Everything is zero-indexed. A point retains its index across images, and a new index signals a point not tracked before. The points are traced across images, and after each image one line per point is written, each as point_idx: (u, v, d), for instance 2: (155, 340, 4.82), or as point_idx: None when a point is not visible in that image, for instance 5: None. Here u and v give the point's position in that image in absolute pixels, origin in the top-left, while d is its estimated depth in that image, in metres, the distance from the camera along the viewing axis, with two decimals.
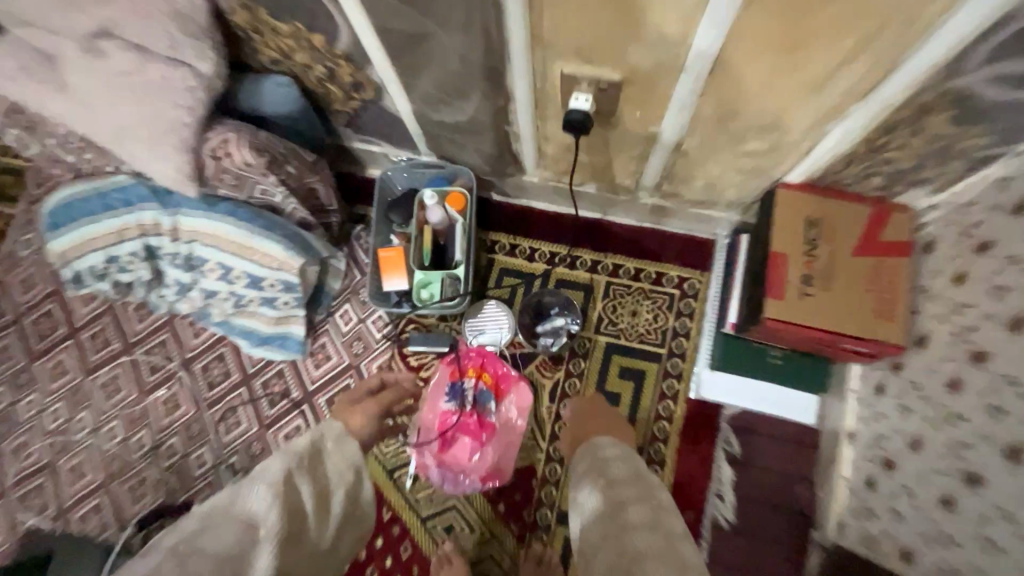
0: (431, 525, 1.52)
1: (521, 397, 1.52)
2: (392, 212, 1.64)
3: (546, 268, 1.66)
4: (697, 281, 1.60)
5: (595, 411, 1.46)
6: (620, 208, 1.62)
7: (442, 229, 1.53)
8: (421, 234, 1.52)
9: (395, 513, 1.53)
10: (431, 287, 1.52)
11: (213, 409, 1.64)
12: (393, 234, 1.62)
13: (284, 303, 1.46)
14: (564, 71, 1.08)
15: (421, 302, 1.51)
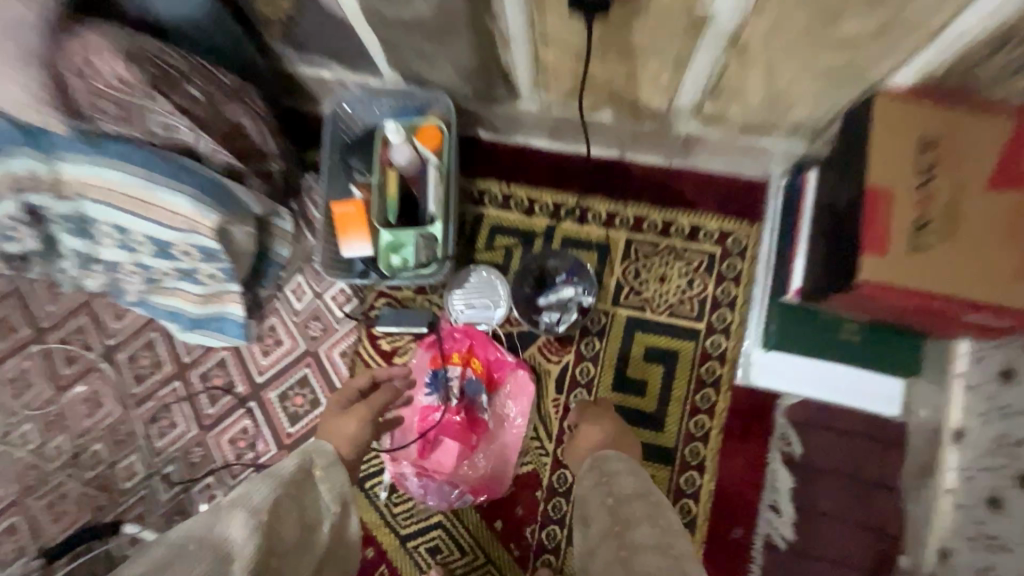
0: (412, 546, 1.23)
1: (520, 388, 1.22)
2: (350, 157, 1.28)
3: (549, 223, 1.31)
4: (743, 236, 1.25)
5: (604, 416, 1.16)
6: (644, 144, 1.25)
7: (412, 174, 1.17)
8: (386, 180, 1.17)
9: (367, 533, 1.24)
10: (402, 250, 1.17)
11: (143, 409, 1.33)
12: (352, 185, 1.27)
13: (210, 277, 1.13)
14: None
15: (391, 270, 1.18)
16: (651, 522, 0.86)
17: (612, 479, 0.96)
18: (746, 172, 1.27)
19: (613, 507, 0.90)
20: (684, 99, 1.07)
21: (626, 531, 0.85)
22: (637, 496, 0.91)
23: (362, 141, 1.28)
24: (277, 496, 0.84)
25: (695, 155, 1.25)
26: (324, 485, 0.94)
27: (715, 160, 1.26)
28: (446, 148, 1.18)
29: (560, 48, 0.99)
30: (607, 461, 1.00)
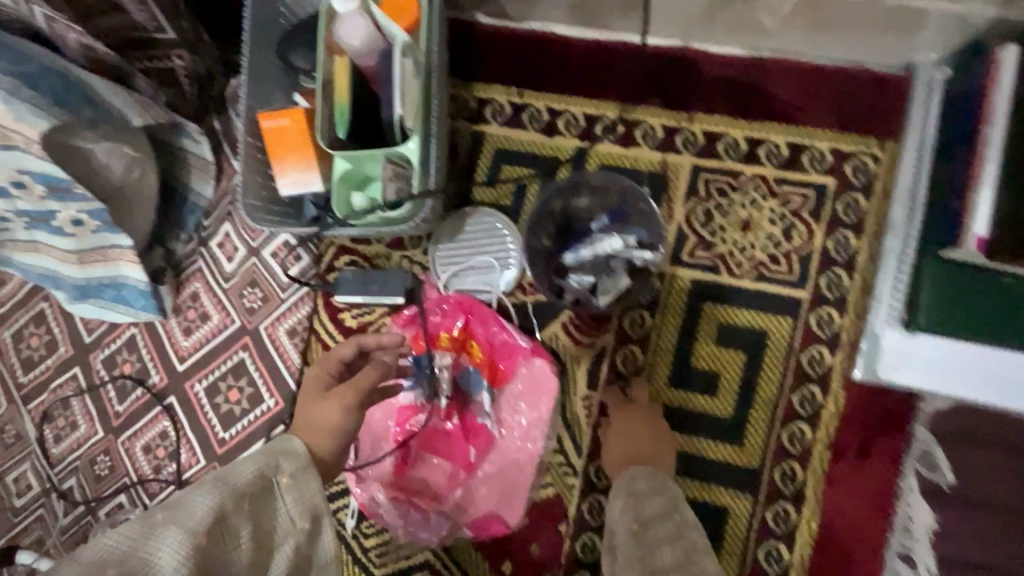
0: None
1: (537, 383, 0.86)
2: (290, 51, 0.88)
3: (580, 146, 0.91)
4: (870, 161, 0.84)
5: (631, 427, 0.82)
6: (723, 21, 0.83)
7: (372, 65, 0.77)
8: (332, 75, 0.76)
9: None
10: (367, 186, 0.79)
11: (34, 404, 1.00)
12: (297, 95, 0.89)
13: (74, 222, 0.76)
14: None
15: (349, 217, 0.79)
16: (675, 540, 0.68)
17: (634, 496, 0.73)
18: (876, 64, 0.84)
19: (635, 529, 0.69)
20: None
21: (650, 556, 0.66)
22: (665, 513, 0.71)
23: (304, 27, 0.88)
24: (230, 506, 0.53)
25: (800, 38, 0.83)
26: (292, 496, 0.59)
27: (830, 45, 0.83)
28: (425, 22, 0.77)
29: None
30: (630, 476, 0.76)
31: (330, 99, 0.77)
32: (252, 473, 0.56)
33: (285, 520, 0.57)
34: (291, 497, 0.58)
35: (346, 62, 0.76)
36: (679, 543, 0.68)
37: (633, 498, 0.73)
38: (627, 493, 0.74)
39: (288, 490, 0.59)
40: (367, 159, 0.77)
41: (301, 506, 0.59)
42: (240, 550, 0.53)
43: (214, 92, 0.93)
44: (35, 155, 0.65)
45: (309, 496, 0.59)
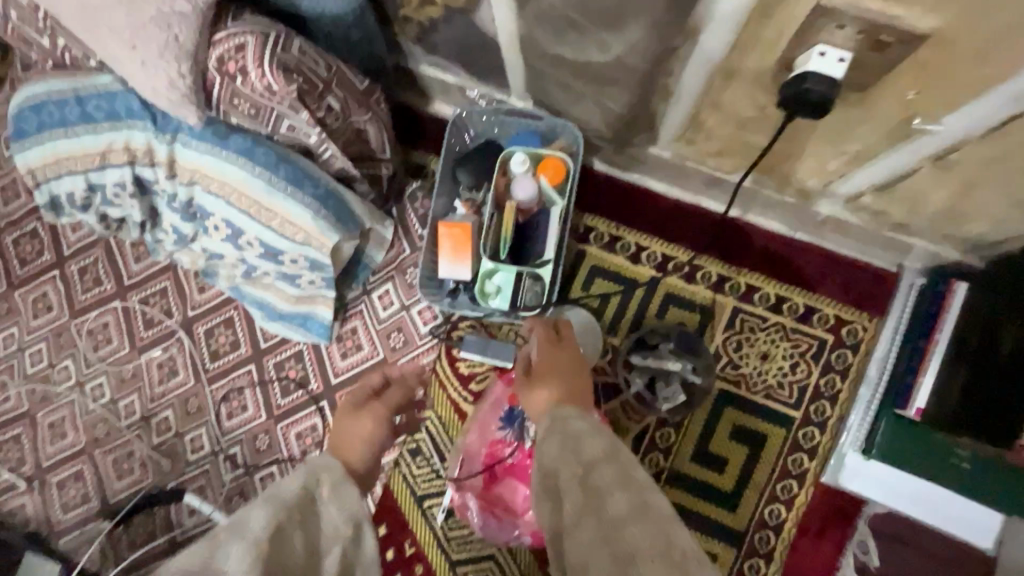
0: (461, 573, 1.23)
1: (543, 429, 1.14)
2: (460, 172, 1.21)
3: (654, 275, 1.24)
4: (860, 328, 1.17)
5: (556, 359, 1.01)
6: (775, 211, 1.17)
7: (527, 209, 1.13)
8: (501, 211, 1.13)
9: (418, 551, 1.25)
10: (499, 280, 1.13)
11: (215, 385, 1.34)
12: (456, 202, 1.22)
13: (308, 283, 1.09)
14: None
15: (482, 297, 1.14)
16: (624, 484, 0.72)
17: (575, 440, 0.79)
18: (878, 261, 1.18)
19: (580, 474, 0.75)
20: (846, 185, 0.97)
21: (602, 504, 0.70)
22: (606, 457, 0.76)
23: (472, 155, 1.20)
24: (285, 515, 0.73)
25: (827, 234, 1.17)
26: (333, 504, 0.79)
27: (847, 241, 1.17)
28: (571, 186, 1.13)
29: (726, 112, 0.90)
30: (569, 420, 0.82)
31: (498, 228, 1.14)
32: (298, 487, 0.77)
33: (330, 527, 0.77)
34: (333, 506, 0.79)
35: (513, 207, 1.13)
36: (629, 487, 0.71)
37: (573, 442, 0.78)
38: (566, 437, 0.80)
39: (329, 501, 0.79)
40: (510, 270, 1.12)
41: (343, 514, 0.79)
42: (297, 551, 0.72)
43: (397, 187, 1.26)
44: (319, 253, 1.00)
45: (349, 505, 0.80)
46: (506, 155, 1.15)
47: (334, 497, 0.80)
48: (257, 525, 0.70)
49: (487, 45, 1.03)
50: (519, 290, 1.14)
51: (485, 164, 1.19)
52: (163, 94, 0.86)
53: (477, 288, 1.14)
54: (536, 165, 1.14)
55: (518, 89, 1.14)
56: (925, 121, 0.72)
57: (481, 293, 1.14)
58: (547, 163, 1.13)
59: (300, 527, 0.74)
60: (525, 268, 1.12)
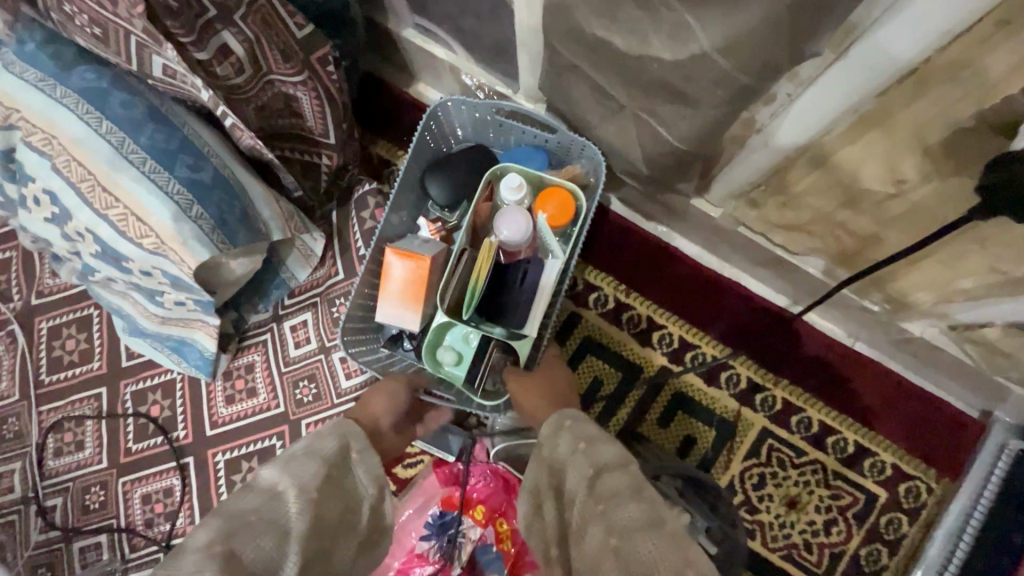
0: None
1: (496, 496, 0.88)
2: (430, 181, 0.87)
3: (665, 365, 0.92)
4: (923, 490, 0.87)
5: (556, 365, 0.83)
6: (841, 315, 0.87)
7: (515, 251, 0.80)
8: (477, 254, 0.78)
9: None
10: (459, 344, 0.80)
11: (48, 405, 0.97)
12: (418, 218, 0.89)
13: (175, 304, 0.76)
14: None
15: (434, 364, 0.80)
16: (637, 492, 0.55)
17: (588, 441, 0.60)
18: (957, 401, 0.88)
19: (587, 477, 0.57)
20: (968, 310, 0.67)
21: (609, 510, 0.54)
22: (621, 462, 0.58)
23: (450, 163, 0.86)
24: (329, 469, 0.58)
25: (901, 356, 0.87)
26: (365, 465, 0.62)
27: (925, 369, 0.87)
28: (579, 232, 0.80)
29: (833, 177, 0.59)
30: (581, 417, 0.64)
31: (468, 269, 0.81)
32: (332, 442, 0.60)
33: (363, 487, 0.60)
34: (364, 467, 0.61)
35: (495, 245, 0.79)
36: (640, 496, 0.54)
37: (584, 443, 0.60)
38: (576, 437, 0.61)
39: (360, 462, 0.62)
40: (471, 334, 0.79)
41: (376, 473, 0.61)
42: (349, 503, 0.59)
43: (343, 184, 0.92)
44: (179, 269, 0.67)
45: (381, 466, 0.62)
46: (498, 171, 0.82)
47: (365, 461, 0.61)
48: (305, 477, 0.55)
49: (497, 9, 0.70)
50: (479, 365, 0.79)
51: (467, 179, 0.86)
52: None
53: (424, 350, 0.80)
54: (538, 198, 0.82)
55: (531, 83, 0.81)
56: None
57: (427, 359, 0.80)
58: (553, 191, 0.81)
59: (339, 483, 0.59)
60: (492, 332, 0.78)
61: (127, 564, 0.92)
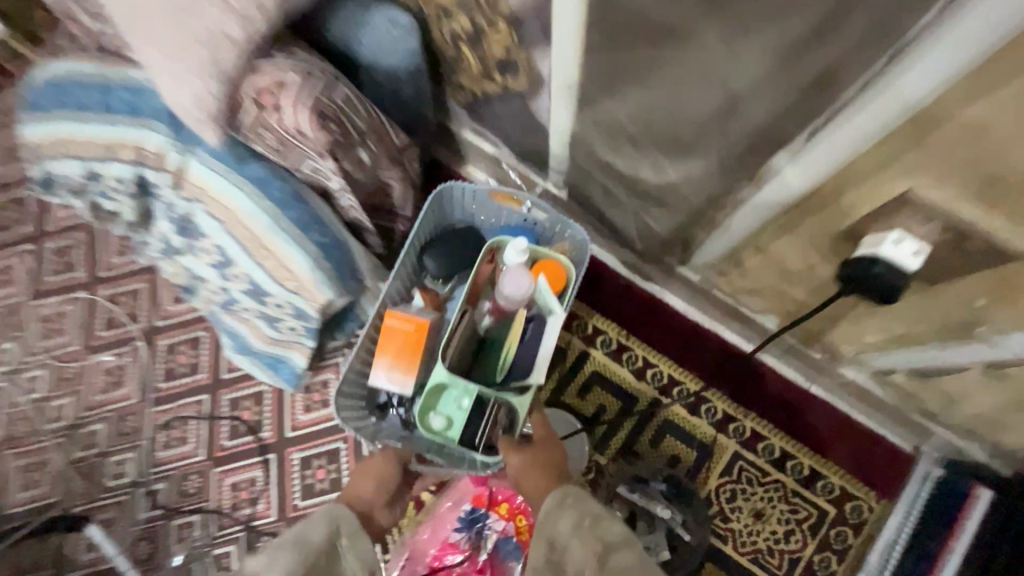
0: None
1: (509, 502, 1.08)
2: (429, 257, 1.04)
3: (656, 397, 1.14)
4: (866, 508, 1.06)
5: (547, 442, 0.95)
6: (796, 361, 1.10)
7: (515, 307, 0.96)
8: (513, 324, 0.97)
9: None
10: (453, 407, 0.93)
11: (161, 407, 1.22)
12: (413, 289, 1.05)
13: (289, 329, 1.02)
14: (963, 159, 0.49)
15: (433, 428, 0.93)
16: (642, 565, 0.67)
17: (592, 518, 0.75)
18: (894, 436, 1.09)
19: (598, 551, 0.69)
20: (880, 358, 0.90)
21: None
22: (624, 541, 0.71)
23: (444, 241, 1.05)
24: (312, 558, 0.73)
25: (846, 396, 1.09)
26: (349, 554, 0.78)
27: (866, 408, 1.08)
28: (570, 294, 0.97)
29: (770, 258, 0.84)
30: (582, 498, 0.79)
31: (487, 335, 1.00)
32: (323, 533, 0.77)
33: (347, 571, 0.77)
34: (351, 555, 0.78)
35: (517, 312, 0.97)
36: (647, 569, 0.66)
37: (589, 519, 0.74)
38: (582, 513, 0.76)
39: (347, 548, 0.78)
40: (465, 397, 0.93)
41: (359, 562, 0.77)
42: None
43: None
44: (308, 304, 0.94)
45: (366, 555, 0.78)
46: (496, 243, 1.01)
47: (353, 546, 0.78)
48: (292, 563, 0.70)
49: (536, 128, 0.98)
50: (478, 424, 0.93)
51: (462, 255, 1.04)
52: (188, 111, 0.81)
53: (418, 415, 0.93)
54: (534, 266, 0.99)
55: (557, 176, 1.09)
56: (991, 331, 0.66)
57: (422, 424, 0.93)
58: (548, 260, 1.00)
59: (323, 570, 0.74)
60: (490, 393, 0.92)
61: (215, 540, 1.13)
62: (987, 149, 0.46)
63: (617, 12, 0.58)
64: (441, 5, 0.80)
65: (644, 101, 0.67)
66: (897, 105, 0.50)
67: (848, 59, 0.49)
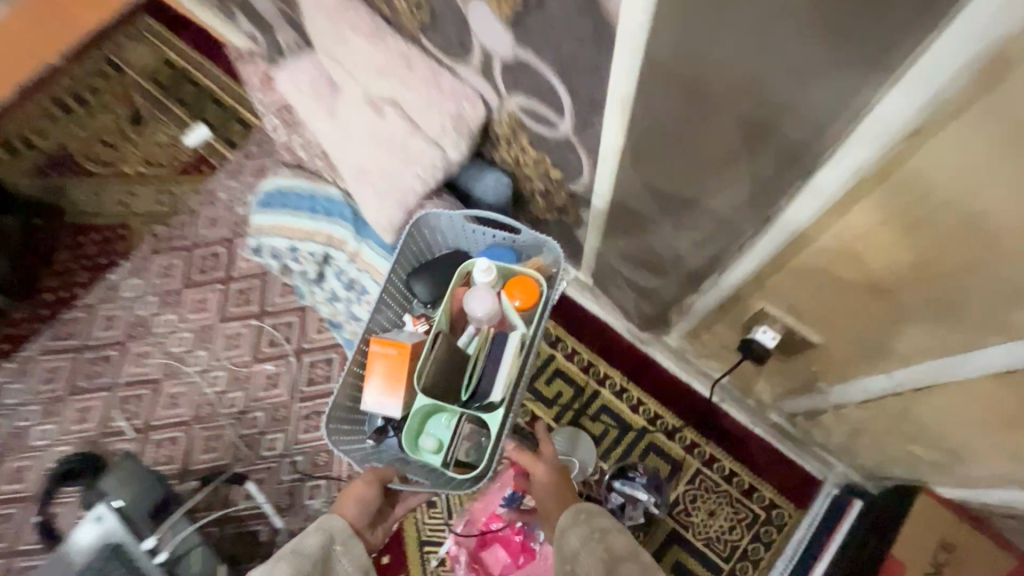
0: (425, 558, 1.61)
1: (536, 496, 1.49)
2: (417, 285, 1.39)
3: (644, 426, 1.64)
4: (787, 514, 1.53)
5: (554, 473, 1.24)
6: (742, 407, 1.60)
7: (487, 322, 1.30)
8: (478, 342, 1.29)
9: (402, 557, 1.61)
10: (437, 431, 1.26)
11: (303, 403, 1.78)
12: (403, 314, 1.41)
13: None
14: (900, 205, 0.71)
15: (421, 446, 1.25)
16: (635, 557, 0.94)
17: (600, 531, 1.00)
18: (810, 466, 1.56)
19: (601, 553, 0.95)
20: (786, 404, 1.41)
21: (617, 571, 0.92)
22: (628, 548, 0.96)
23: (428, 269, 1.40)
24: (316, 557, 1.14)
25: (776, 434, 1.58)
26: (343, 555, 1.20)
27: (790, 443, 1.56)
28: (537, 309, 1.28)
29: (713, 334, 1.38)
30: (591, 514, 1.05)
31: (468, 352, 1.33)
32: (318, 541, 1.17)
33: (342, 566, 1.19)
34: (345, 556, 1.20)
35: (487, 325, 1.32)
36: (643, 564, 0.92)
37: (598, 532, 1.00)
38: (592, 527, 1.01)
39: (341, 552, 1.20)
40: (450, 419, 1.27)
41: (352, 563, 1.20)
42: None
43: None
44: None
45: (355, 556, 1.21)
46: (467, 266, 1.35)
47: (347, 551, 1.20)
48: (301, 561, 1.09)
49: (575, 242, 1.57)
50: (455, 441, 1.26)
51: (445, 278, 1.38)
52: (381, 224, 1.45)
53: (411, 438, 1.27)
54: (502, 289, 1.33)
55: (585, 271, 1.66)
56: (825, 384, 1.18)
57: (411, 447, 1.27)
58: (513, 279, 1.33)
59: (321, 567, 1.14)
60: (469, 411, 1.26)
61: (336, 497, 1.66)
62: (793, 284, 0.97)
63: (622, 205, 1.17)
64: (528, 174, 1.42)
65: (637, 244, 1.25)
66: (741, 272, 1.05)
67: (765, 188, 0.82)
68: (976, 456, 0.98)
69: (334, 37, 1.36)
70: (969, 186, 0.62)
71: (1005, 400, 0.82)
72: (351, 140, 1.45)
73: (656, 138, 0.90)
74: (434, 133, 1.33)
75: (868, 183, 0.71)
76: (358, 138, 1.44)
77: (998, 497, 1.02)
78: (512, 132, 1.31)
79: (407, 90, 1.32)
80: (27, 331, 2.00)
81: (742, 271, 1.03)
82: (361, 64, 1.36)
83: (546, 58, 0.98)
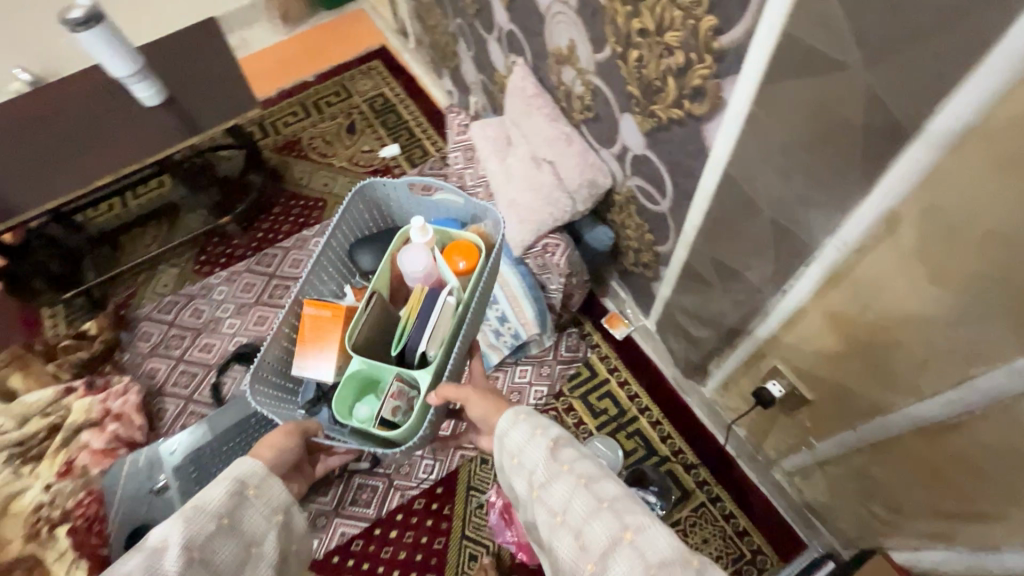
0: (469, 497, 2.06)
1: None
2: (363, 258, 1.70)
3: (667, 454, 2.00)
4: (769, 562, 1.81)
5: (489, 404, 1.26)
6: (753, 462, 1.93)
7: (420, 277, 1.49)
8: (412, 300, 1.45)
9: (452, 491, 2.07)
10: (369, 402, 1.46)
11: None
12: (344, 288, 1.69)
13: (502, 339, 2.10)
14: (910, 241, 0.96)
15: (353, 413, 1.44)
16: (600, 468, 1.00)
17: (542, 428, 1.08)
18: (799, 529, 1.85)
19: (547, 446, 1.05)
20: (788, 462, 1.73)
21: (573, 466, 1.00)
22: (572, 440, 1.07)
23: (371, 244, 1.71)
24: (210, 519, 0.94)
25: (776, 493, 1.88)
26: (256, 501, 1.02)
27: (786, 504, 1.86)
28: (477, 272, 1.49)
29: (739, 388, 1.76)
30: (530, 411, 1.13)
31: (402, 314, 1.47)
32: (217, 496, 0.97)
33: (259, 516, 1.01)
34: (259, 501, 1.02)
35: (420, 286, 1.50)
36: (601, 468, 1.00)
37: (539, 429, 1.07)
38: (534, 424, 1.09)
39: (256, 498, 1.02)
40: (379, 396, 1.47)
41: (267, 507, 1.03)
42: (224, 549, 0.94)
43: (563, 325, 2.23)
44: (525, 329, 2.06)
45: (275, 497, 1.04)
46: (405, 233, 1.55)
47: (259, 492, 1.02)
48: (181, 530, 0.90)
49: (648, 294, 2.04)
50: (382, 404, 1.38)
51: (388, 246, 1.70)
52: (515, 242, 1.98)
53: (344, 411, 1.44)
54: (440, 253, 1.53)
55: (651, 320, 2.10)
56: (815, 440, 1.53)
57: (344, 414, 1.44)
58: (448, 248, 1.56)
59: (230, 514, 0.97)
60: (405, 370, 1.39)
61: None
62: (806, 336, 1.32)
63: (691, 268, 1.65)
64: (627, 234, 1.94)
65: (695, 300, 1.70)
66: (763, 332, 1.46)
67: (816, 219, 1.10)
68: (914, 510, 1.30)
69: (523, 113, 1.99)
70: (951, 229, 0.89)
71: (930, 454, 1.17)
72: (509, 178, 2.03)
73: (736, 195, 1.28)
74: (572, 189, 1.88)
75: (844, 273, 1.11)
76: (514, 178, 2.01)
77: (933, 556, 1.31)
78: (625, 202, 1.85)
79: (562, 156, 1.88)
80: (240, 254, 2.78)
81: (767, 326, 1.43)
82: (535, 131, 1.96)
83: (666, 160, 1.50)
